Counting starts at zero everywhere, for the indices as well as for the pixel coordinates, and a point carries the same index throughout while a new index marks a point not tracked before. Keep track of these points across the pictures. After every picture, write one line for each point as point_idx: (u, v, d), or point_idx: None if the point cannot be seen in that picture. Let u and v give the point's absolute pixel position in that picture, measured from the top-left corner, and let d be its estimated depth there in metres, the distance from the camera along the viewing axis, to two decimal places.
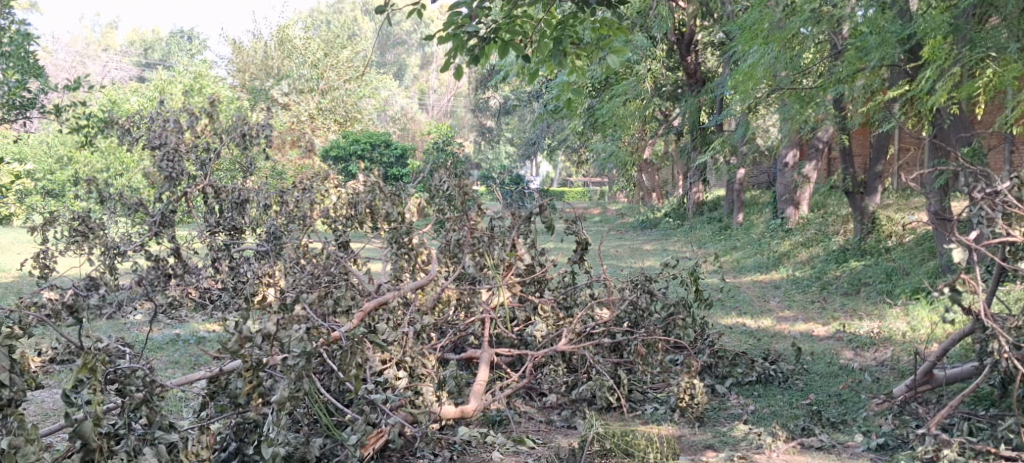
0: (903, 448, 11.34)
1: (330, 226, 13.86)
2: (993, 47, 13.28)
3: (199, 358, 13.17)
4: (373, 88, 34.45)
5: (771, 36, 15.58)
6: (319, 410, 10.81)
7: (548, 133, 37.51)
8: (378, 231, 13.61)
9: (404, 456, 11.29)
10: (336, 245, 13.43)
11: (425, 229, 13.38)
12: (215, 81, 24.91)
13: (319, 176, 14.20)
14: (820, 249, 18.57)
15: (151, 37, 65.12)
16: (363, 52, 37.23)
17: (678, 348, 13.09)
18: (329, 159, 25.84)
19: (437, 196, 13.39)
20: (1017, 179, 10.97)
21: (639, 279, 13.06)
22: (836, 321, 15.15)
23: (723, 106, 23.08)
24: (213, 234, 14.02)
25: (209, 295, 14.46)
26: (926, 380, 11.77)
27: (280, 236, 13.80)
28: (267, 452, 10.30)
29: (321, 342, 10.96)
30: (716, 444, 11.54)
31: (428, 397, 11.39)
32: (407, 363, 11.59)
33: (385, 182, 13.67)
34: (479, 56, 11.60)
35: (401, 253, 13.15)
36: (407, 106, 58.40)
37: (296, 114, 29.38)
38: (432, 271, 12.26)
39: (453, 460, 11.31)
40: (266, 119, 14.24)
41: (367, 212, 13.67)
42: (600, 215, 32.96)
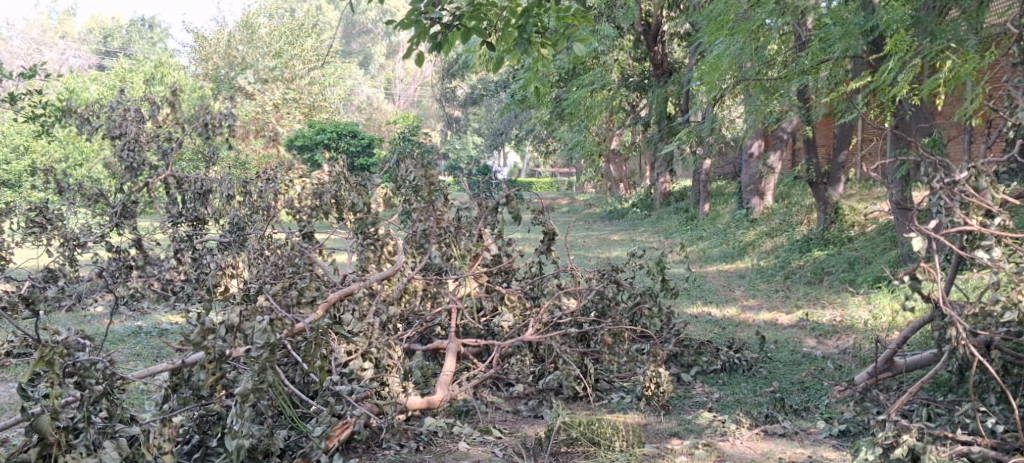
0: (863, 435, 11.52)
1: (296, 217, 13.53)
2: (953, 40, 13.50)
3: (160, 350, 13.25)
4: (336, 77, 34.63)
5: (737, 28, 15.76)
6: (283, 402, 10.85)
7: (516, 123, 37.62)
8: (345, 222, 13.52)
9: (370, 447, 11.36)
10: (300, 237, 13.23)
11: (391, 220, 13.33)
12: (175, 69, 24.87)
13: (283, 167, 13.93)
14: (784, 240, 18.79)
15: (111, 24, 64.95)
16: (328, 41, 37.26)
17: (643, 338, 13.26)
18: (292, 148, 25.87)
19: (403, 186, 13.30)
20: (974, 168, 10.85)
21: (606, 269, 13.17)
22: (800, 309, 15.36)
23: (688, 97, 23.24)
24: (176, 225, 14.06)
25: (171, 286, 14.52)
26: (887, 367, 11.90)
27: (243, 228, 13.75)
28: (230, 445, 10.42)
29: (285, 333, 10.79)
30: (681, 432, 11.66)
31: (394, 388, 11.51)
32: (373, 354, 11.66)
33: (351, 172, 13.48)
34: (442, 42, 11.75)
35: (367, 244, 13.12)
36: (373, 97, 58.41)
37: (259, 104, 29.55)
38: (399, 261, 12.20)
39: (420, 451, 11.37)
40: (229, 108, 14.14)
41: (332, 203, 13.50)
42: (566, 205, 33.26)
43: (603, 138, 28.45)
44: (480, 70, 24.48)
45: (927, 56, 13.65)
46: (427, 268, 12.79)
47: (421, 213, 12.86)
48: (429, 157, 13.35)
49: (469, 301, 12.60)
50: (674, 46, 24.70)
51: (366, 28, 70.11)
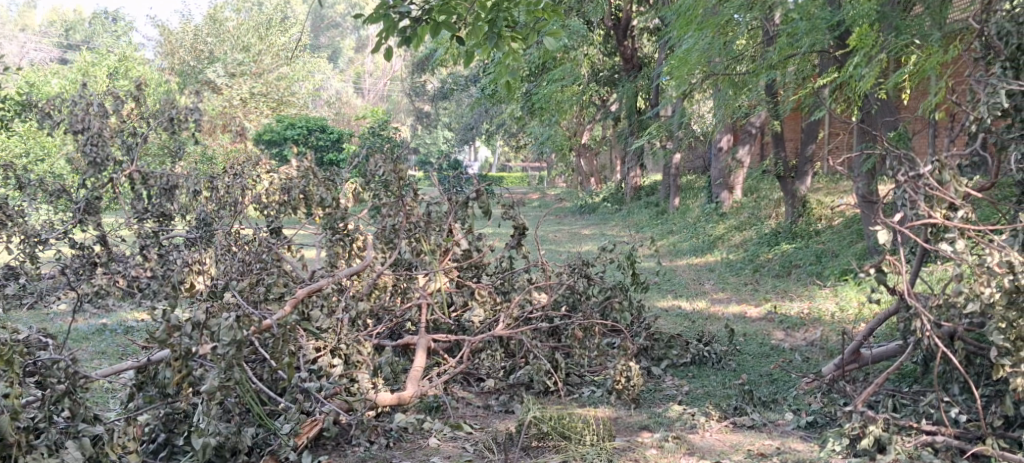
0: (831, 426, 11.65)
1: (262, 212, 13.65)
2: (917, 35, 13.70)
3: (125, 348, 13.30)
4: (307, 71, 34.68)
5: (705, 23, 15.91)
6: (250, 400, 10.94)
7: (488, 118, 37.76)
8: (314, 217, 13.33)
9: (340, 444, 11.38)
10: (268, 232, 13.19)
11: (360, 214, 13.37)
12: (140, 64, 24.87)
13: (249, 163, 14.34)
14: (753, 233, 18.95)
15: (76, 18, 64.70)
16: (297, 36, 37.29)
17: (613, 332, 13.39)
18: (260, 142, 25.91)
19: (372, 181, 13.38)
20: (938, 161, 10.83)
21: (576, 263, 13.24)
22: (768, 302, 15.52)
23: (658, 92, 23.40)
24: (141, 221, 13.92)
25: (137, 284, 14.28)
26: (854, 359, 12.03)
27: (209, 224, 13.64)
28: (198, 443, 10.42)
29: (253, 330, 10.97)
30: (652, 424, 11.75)
31: (363, 385, 11.50)
32: (342, 351, 11.67)
33: (318, 166, 13.46)
34: (411, 37, 11.67)
35: (336, 240, 13.13)
36: (342, 91, 58.42)
37: (227, 99, 29.59)
38: (369, 257, 12.24)
39: (389, 447, 11.39)
40: (195, 103, 14.28)
41: (300, 198, 13.37)
42: (538, 200, 33.36)
43: (574, 132, 28.57)
44: (450, 65, 24.55)
45: (892, 51, 13.81)
46: (397, 263, 12.72)
47: (391, 209, 13.03)
48: (399, 152, 13.41)
49: (439, 297, 12.73)
50: (644, 40, 24.85)
51: (336, 22, 70.24)
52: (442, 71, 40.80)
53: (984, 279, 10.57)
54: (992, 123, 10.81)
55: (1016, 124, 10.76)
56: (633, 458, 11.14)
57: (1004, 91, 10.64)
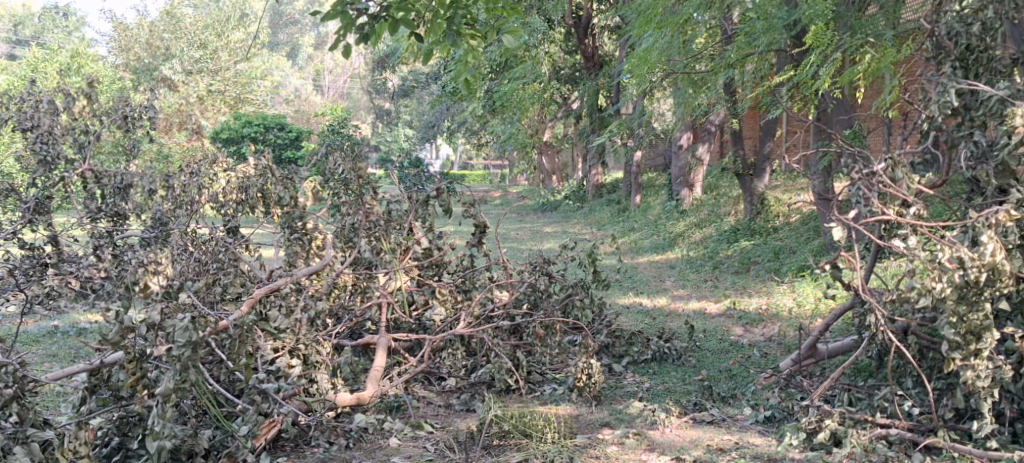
0: (789, 420, 11.70)
1: (219, 211, 13.62)
2: (872, 34, 13.85)
3: (77, 351, 13.35)
4: (263, 70, 34.67)
5: (664, 22, 16.04)
6: (208, 401, 10.89)
7: (450, 115, 37.84)
8: (271, 216, 13.39)
9: (299, 445, 11.46)
10: (224, 232, 13.42)
11: (318, 213, 13.32)
12: (94, 63, 24.82)
13: (207, 160, 13.87)
14: (713, 230, 19.17)
15: (29, 13, 64.27)
16: (255, 32, 37.24)
17: (574, 328, 13.53)
18: (218, 140, 25.92)
19: (332, 180, 13.25)
20: (891, 158, 10.97)
21: (537, 261, 13.35)
22: (728, 298, 15.72)
23: (619, 90, 23.53)
24: (94, 221, 13.87)
25: (91, 285, 14.00)
26: (810, 354, 12.22)
27: (167, 223, 13.73)
28: (152, 446, 10.37)
29: (209, 331, 10.97)
30: (612, 421, 11.86)
31: (322, 385, 11.54)
32: (301, 351, 11.71)
33: (277, 165, 13.36)
34: (369, 34, 11.41)
35: (294, 238, 13.14)
36: (302, 89, 58.39)
37: (182, 96, 29.53)
38: (328, 256, 12.29)
39: (350, 447, 11.43)
40: (149, 100, 14.07)
41: (258, 197, 13.40)
42: (501, 197, 33.47)
43: (535, 130, 28.72)
44: (410, 62, 24.58)
45: (847, 50, 13.96)
46: (357, 263, 12.72)
47: (350, 207, 13.04)
48: (359, 151, 13.46)
49: (400, 296, 12.80)
50: (604, 38, 25.00)
51: (294, 19, 70.22)
52: (403, 67, 40.82)
53: (935, 274, 10.47)
54: (943, 122, 10.97)
55: (966, 122, 10.89)
56: (594, 454, 11.19)
57: (955, 90, 10.77)
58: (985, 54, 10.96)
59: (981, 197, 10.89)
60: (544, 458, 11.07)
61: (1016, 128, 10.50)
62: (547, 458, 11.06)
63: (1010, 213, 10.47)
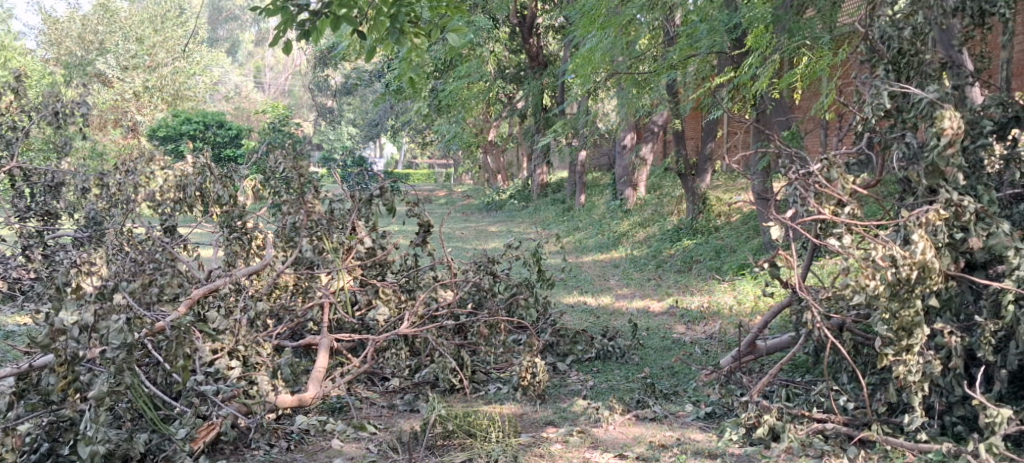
0: (729, 416, 11.92)
1: (155, 210, 13.29)
2: (810, 37, 14.08)
3: (5, 354, 13.31)
4: (200, 66, 34.60)
5: (608, 22, 16.23)
6: (144, 405, 10.78)
7: (394, 114, 37.95)
8: (211, 215, 13.39)
9: (238, 448, 11.31)
10: (161, 231, 13.11)
11: (259, 213, 13.43)
12: (26, 59, 24.57)
13: (143, 158, 13.47)
14: (656, 229, 19.45)
15: None
16: (193, 28, 37.09)
17: (519, 328, 13.70)
18: (154, 138, 25.78)
19: (273, 178, 13.41)
20: (827, 159, 11.16)
21: (482, 260, 13.48)
22: (670, 296, 15.98)
23: (564, 89, 23.76)
24: (23, 219, 13.94)
25: (19, 285, 13.87)
26: (750, 351, 12.46)
27: (101, 223, 13.78)
28: (85, 451, 10.22)
29: (144, 332, 11.05)
30: (556, 420, 12.00)
31: (262, 387, 11.47)
32: (240, 352, 11.68)
33: (216, 163, 13.33)
34: (310, 31, 11.32)
35: (234, 238, 13.19)
36: (243, 86, 58.20)
37: (118, 92, 29.41)
38: (268, 256, 12.45)
39: (291, 450, 11.37)
40: (81, 97, 14.15)
41: (196, 196, 13.29)
42: (445, 197, 33.62)
43: (481, 129, 28.92)
44: (352, 59, 24.61)
45: (786, 52, 14.21)
46: (298, 263, 12.79)
47: (291, 206, 13.02)
48: (300, 150, 13.55)
49: (342, 295, 12.75)
50: (549, 38, 25.21)
51: (236, 16, 70.04)
52: (345, 65, 40.84)
53: (869, 272, 10.64)
54: (877, 123, 11.27)
55: (898, 124, 11.14)
56: (538, 452, 11.27)
57: (887, 93, 11.05)
58: (916, 58, 11.23)
59: (913, 197, 11.07)
60: (488, 457, 11.13)
61: (945, 130, 10.67)
62: (492, 457, 11.12)
63: (939, 213, 10.65)
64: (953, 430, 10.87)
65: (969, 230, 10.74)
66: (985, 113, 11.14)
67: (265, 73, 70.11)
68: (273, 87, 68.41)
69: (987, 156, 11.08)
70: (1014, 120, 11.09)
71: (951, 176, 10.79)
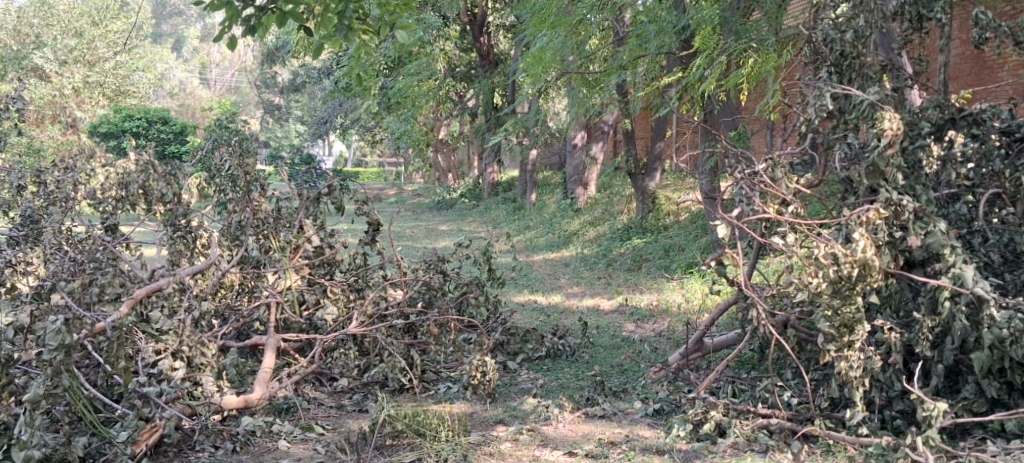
0: (677, 413, 12.02)
1: (98, 207, 13.22)
2: (755, 39, 14.22)
3: None
4: (141, 61, 34.39)
5: (559, 21, 16.36)
6: (82, 408, 10.68)
7: (342, 112, 37.96)
8: (154, 213, 13.14)
9: (182, 451, 11.26)
10: (102, 229, 12.98)
11: (204, 211, 13.40)
12: None
13: (82, 154, 13.57)
14: (606, 228, 19.58)
15: None
16: (137, 24, 36.84)
17: (470, 328, 13.77)
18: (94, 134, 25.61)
19: (218, 176, 13.46)
20: (771, 159, 11.31)
21: (432, 260, 13.53)
22: (620, 294, 16.11)
23: (514, 89, 23.87)
24: None
25: None
26: (697, 348, 12.57)
27: (37, 220, 13.36)
28: (18, 456, 10.10)
29: (84, 333, 10.70)
30: (506, 419, 12.09)
31: (207, 388, 11.41)
32: (184, 353, 11.45)
33: (159, 161, 13.14)
34: (256, 26, 11.23)
35: (177, 236, 13.11)
36: (188, 83, 57.96)
37: (57, 87, 29.01)
38: (213, 254, 12.37)
39: (237, 451, 11.32)
40: (17, 92, 14.00)
41: (139, 193, 13.09)
42: (395, 196, 33.69)
43: (431, 128, 28.95)
44: (299, 56, 24.57)
45: (732, 53, 14.39)
46: (244, 262, 12.93)
47: (237, 204, 13.14)
48: (246, 147, 13.55)
49: (288, 295, 12.75)
50: (499, 37, 25.30)
51: (179, 12, 69.69)
52: (293, 62, 40.79)
53: (811, 270, 10.80)
54: (820, 124, 11.40)
55: (840, 125, 11.33)
56: (488, 451, 11.34)
57: (830, 94, 11.23)
58: (857, 60, 11.37)
59: (855, 196, 11.22)
60: (437, 456, 11.20)
61: (884, 131, 10.90)
62: (441, 456, 11.19)
63: (880, 212, 10.83)
64: (892, 424, 11.04)
65: (908, 229, 10.92)
66: (923, 114, 11.33)
67: (211, 70, 69.81)
68: (220, 84, 68.14)
69: (925, 156, 11.19)
70: (951, 121, 11.31)
71: (891, 176, 10.96)
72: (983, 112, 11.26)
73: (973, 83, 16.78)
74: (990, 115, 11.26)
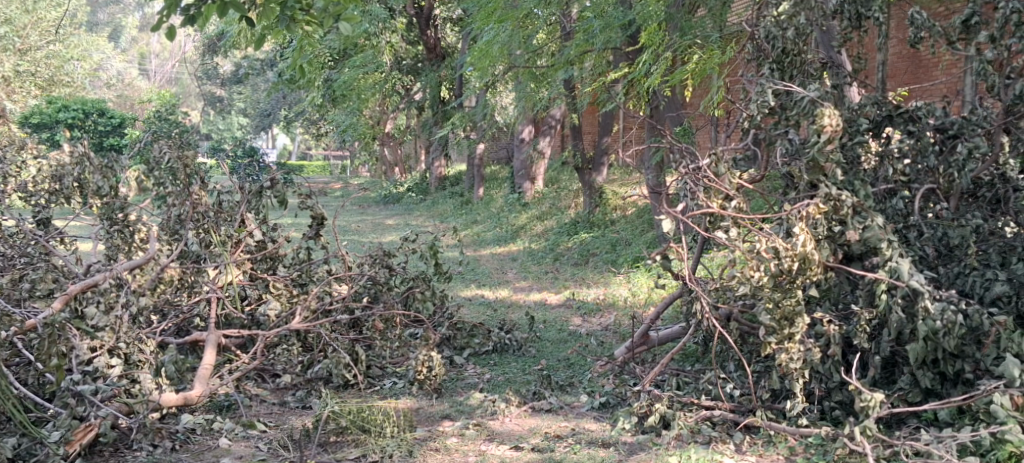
0: (622, 405, 12.05)
1: (29, 201, 13.11)
2: (699, 35, 14.30)
3: None
4: (76, 50, 34.03)
5: (506, 15, 16.31)
6: (13, 407, 10.51)
7: (285, 104, 37.79)
8: (88, 206, 12.89)
9: (118, 450, 11.12)
10: (33, 224, 12.95)
11: (142, 205, 12.99)
12: None
13: (13, 146, 13.27)
14: (554, 223, 19.61)
15: None
16: (74, 14, 36.42)
17: (415, 322, 13.69)
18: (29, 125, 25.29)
19: (157, 169, 13.05)
20: (714, 154, 11.35)
21: (378, 254, 13.40)
22: (567, 289, 16.12)
23: (461, 82, 23.84)
24: None
25: None
26: (643, 341, 12.59)
27: None
28: None
29: (14, 330, 10.90)
30: (453, 413, 12.05)
31: (145, 385, 11.26)
32: (122, 350, 11.45)
33: (94, 153, 12.94)
34: (196, 16, 11.12)
35: (114, 230, 12.77)
36: (126, 74, 57.42)
37: None
38: (152, 249, 12.16)
39: (176, 450, 11.21)
40: None
41: (74, 186, 12.95)
42: (340, 189, 33.57)
43: (377, 121, 28.87)
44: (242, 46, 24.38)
45: (677, 50, 14.43)
46: (183, 256, 12.81)
47: (177, 198, 13.02)
48: (187, 139, 13.42)
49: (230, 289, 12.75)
50: (446, 30, 25.27)
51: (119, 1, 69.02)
52: (236, 53, 40.50)
53: (754, 264, 10.85)
54: (762, 120, 11.40)
55: (782, 121, 11.36)
56: (434, 446, 11.33)
57: (771, 91, 11.23)
58: (799, 57, 11.46)
59: (795, 191, 11.26)
60: (382, 452, 11.16)
61: (824, 127, 10.91)
62: (386, 452, 11.16)
63: (819, 206, 10.90)
64: (831, 414, 11.14)
65: (846, 224, 10.99)
66: (862, 111, 11.39)
67: (151, 61, 69.26)
68: (159, 75, 67.59)
69: (863, 152, 11.42)
70: (888, 118, 11.47)
71: (830, 171, 11.03)
72: (918, 109, 11.38)
73: (909, 81, 17.01)
74: (925, 111, 11.36)
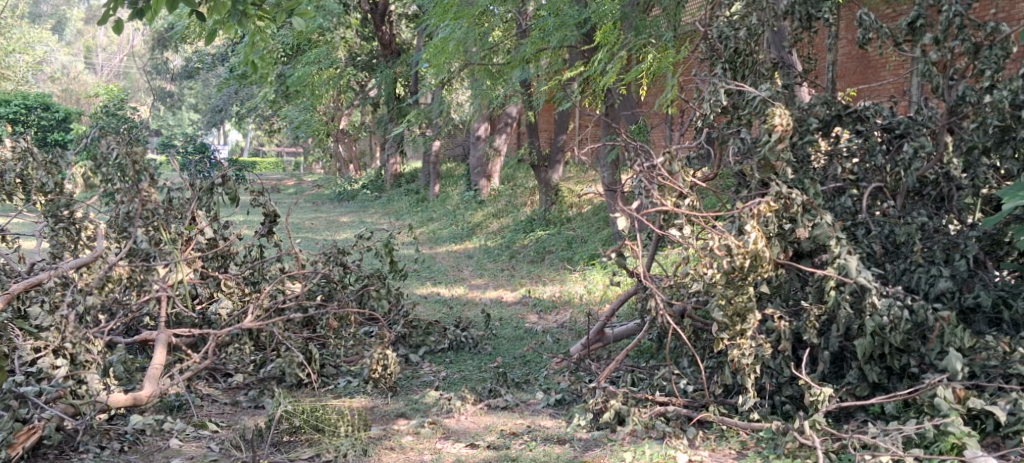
0: (577, 402, 12.02)
1: None
2: (653, 34, 14.31)
3: None
4: (20, 44, 33.74)
5: (461, 12, 16.26)
6: None
7: (237, 101, 37.56)
8: (33, 203, 12.71)
9: (64, 452, 11.00)
10: None
11: (88, 202, 12.83)
12: None
13: None
14: (509, 220, 19.58)
15: None
16: (20, 7, 36.12)
17: (370, 320, 13.61)
18: None
19: (104, 165, 12.92)
20: (668, 152, 11.27)
21: (332, 251, 13.33)
22: (523, 286, 16.10)
23: (417, 79, 23.76)
24: None
25: None
26: (598, 338, 12.60)
27: None
28: None
29: None
30: (408, 412, 11.99)
31: (92, 386, 11.12)
32: (67, 350, 11.28)
33: (38, 148, 12.85)
34: (144, 10, 11.01)
35: (59, 228, 12.65)
36: (77, 69, 56.98)
37: None
38: (100, 248, 11.95)
39: (124, 451, 11.13)
40: None
41: (17, 182, 12.80)
42: (294, 186, 33.39)
43: (332, 118, 28.76)
44: (194, 41, 24.20)
45: (631, 48, 14.44)
46: (132, 254, 12.47)
47: (125, 195, 12.80)
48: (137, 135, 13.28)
49: (180, 289, 12.55)
50: (401, 27, 25.19)
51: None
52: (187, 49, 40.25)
53: (706, 261, 10.82)
54: (714, 119, 11.50)
55: (734, 121, 11.43)
56: (388, 445, 11.27)
57: (724, 90, 11.29)
58: (750, 57, 11.54)
59: (746, 189, 11.29)
60: (336, 452, 11.05)
61: (776, 126, 10.92)
62: (340, 452, 11.05)
63: (770, 205, 10.87)
64: (782, 409, 11.12)
65: (796, 222, 11.00)
66: (811, 111, 11.46)
67: (103, 56, 68.75)
68: (110, 69, 67.08)
69: (813, 152, 11.53)
70: (837, 118, 11.51)
71: (781, 170, 11.09)
72: (866, 109, 11.50)
73: (857, 80, 17.04)
74: (873, 112, 11.48)
